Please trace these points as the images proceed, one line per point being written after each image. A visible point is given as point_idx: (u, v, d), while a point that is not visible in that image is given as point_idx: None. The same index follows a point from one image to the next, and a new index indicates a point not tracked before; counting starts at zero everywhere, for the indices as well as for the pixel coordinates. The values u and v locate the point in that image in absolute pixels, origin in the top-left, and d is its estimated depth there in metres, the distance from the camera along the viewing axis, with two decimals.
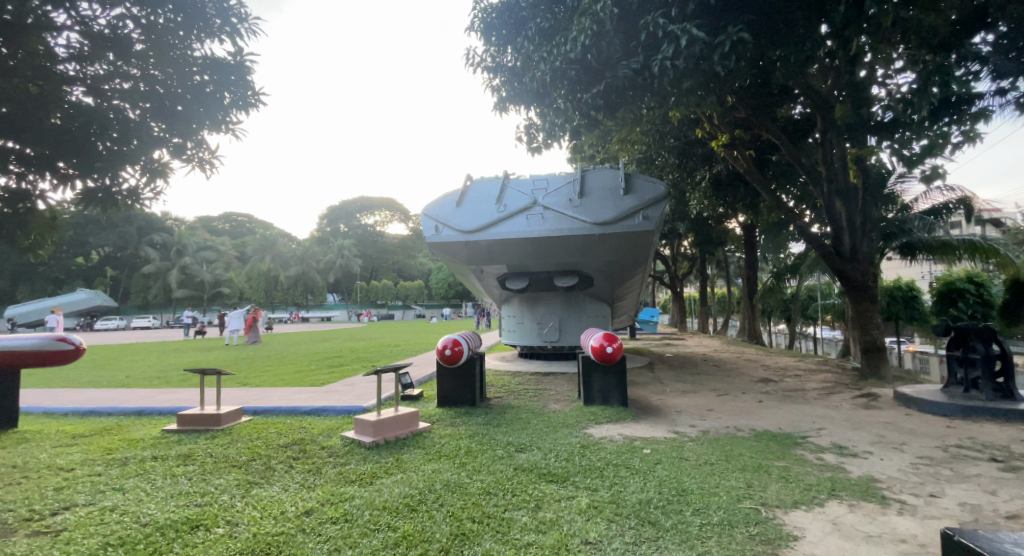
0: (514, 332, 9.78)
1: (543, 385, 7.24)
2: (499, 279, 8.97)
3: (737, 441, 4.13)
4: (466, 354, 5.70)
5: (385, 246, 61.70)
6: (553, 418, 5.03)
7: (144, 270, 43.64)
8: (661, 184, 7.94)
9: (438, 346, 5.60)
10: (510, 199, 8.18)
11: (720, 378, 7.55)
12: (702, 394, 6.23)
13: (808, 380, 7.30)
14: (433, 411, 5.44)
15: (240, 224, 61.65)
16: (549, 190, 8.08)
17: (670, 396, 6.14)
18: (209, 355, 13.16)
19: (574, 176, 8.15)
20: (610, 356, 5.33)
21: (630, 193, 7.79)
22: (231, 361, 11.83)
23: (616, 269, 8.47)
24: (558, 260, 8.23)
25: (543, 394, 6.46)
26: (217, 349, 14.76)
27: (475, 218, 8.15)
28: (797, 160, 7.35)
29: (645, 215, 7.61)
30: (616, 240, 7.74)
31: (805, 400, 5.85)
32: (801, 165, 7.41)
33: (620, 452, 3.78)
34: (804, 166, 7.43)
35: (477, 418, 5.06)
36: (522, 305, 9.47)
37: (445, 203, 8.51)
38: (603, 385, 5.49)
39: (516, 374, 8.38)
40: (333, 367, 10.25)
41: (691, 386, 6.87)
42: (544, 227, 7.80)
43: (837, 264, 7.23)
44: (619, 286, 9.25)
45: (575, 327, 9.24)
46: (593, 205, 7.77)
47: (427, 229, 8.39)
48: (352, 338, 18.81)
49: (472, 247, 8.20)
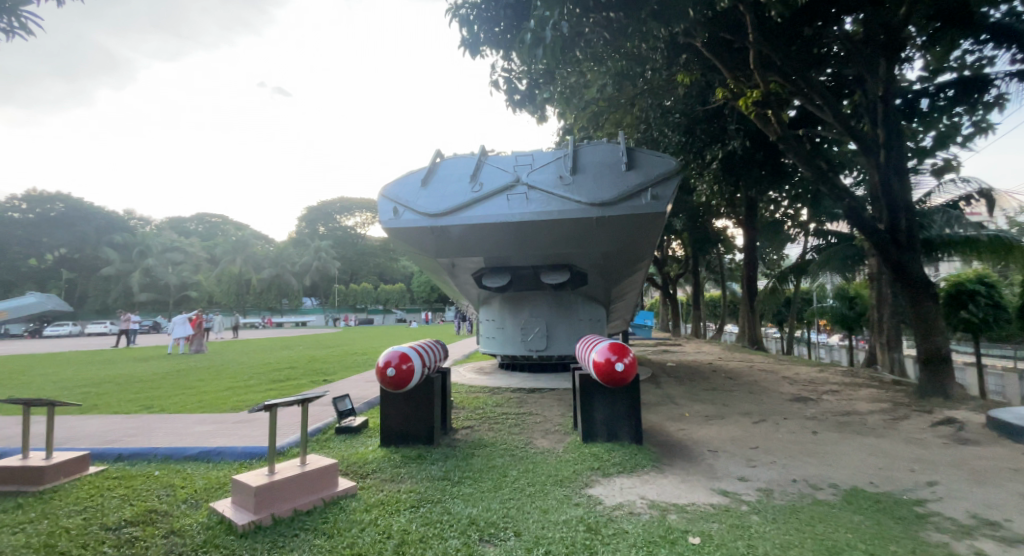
0: (492, 340, 8.25)
1: (526, 408, 5.70)
2: (475, 275, 7.45)
3: (828, 512, 2.64)
4: (419, 374, 3.94)
5: (365, 248, 59.63)
6: (538, 467, 3.51)
7: (103, 272, 41.17)
8: (670, 158, 6.47)
9: (378, 364, 3.86)
10: (487, 177, 6.74)
11: (746, 397, 6.09)
12: (734, 422, 4.78)
13: (855, 397, 5.89)
14: (373, 456, 3.89)
15: (213, 226, 59.16)
16: (534, 167, 6.68)
17: (694, 425, 4.66)
18: (144, 367, 11.45)
19: (564, 152, 6.75)
20: (619, 377, 3.78)
21: (633, 169, 6.34)
22: (161, 375, 10.06)
23: (613, 262, 7.03)
24: (545, 251, 6.72)
25: (527, 423, 4.94)
26: (156, 359, 12.96)
27: (443, 199, 6.60)
28: (842, 125, 5.92)
29: (654, 194, 6.05)
30: (618, 226, 6.20)
31: (872, 431, 4.42)
32: (846, 133, 5.98)
33: (649, 547, 2.26)
34: (850, 134, 6.00)
35: (430, 469, 3.52)
36: (502, 307, 7.98)
37: (408, 183, 6.97)
38: (607, 416, 4.02)
39: (494, 392, 6.84)
40: (276, 383, 8.58)
41: (713, 408, 5.41)
42: (528, 209, 6.27)
43: (892, 253, 5.75)
44: (615, 285, 7.88)
45: (566, 334, 7.77)
46: (589, 182, 6.31)
47: (383, 212, 6.75)
48: (318, 346, 17.06)
49: (440, 236, 6.61)
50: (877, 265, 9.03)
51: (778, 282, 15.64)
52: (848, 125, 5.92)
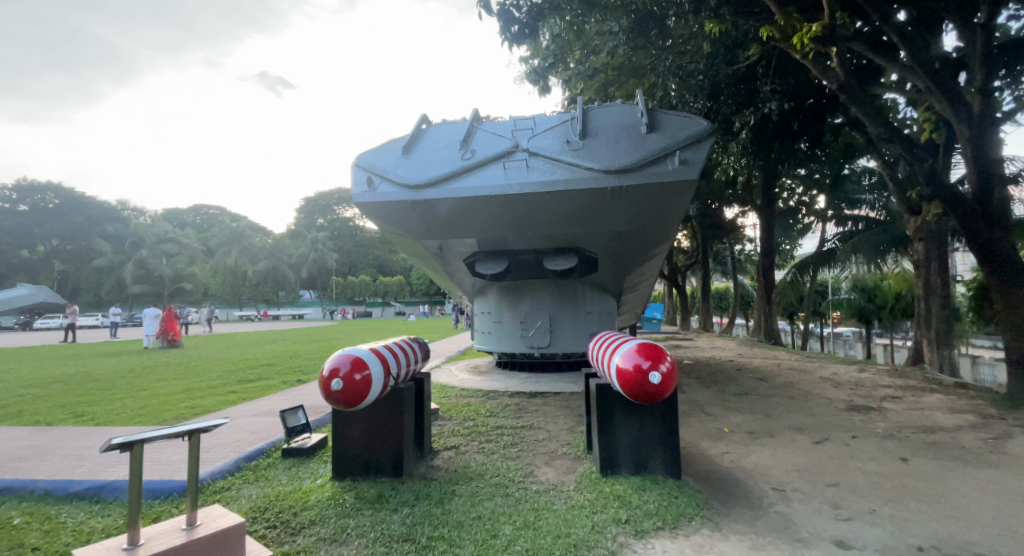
0: (488, 336, 7.21)
1: (525, 420, 4.68)
2: (468, 261, 6.40)
3: None
4: (377, 388, 2.88)
5: (363, 240, 58.63)
6: (541, 520, 2.47)
7: (95, 263, 40.18)
8: (701, 120, 5.36)
9: (321, 375, 2.80)
10: (480, 144, 5.71)
11: (791, 406, 5.04)
12: (790, 442, 3.75)
13: (923, 407, 4.87)
14: (316, 498, 2.86)
15: (210, 218, 58.11)
16: (536, 132, 5.66)
17: (741, 448, 3.63)
18: (107, 364, 10.44)
19: (572, 115, 5.74)
20: (652, 391, 2.70)
21: (656, 131, 5.29)
22: (120, 373, 9.01)
23: (630, 245, 6.01)
24: (551, 232, 5.66)
25: (526, 442, 3.91)
26: (124, 356, 11.92)
27: (427, 168, 5.54)
28: (923, 69, 4.90)
29: (684, 158, 4.90)
30: (637, 200, 5.10)
31: (977, 457, 3.39)
32: (927, 79, 4.94)
33: None
34: (933, 83, 4.98)
35: (389, 524, 2.49)
36: (499, 298, 6.95)
37: (387, 151, 5.94)
38: (633, 442, 3.00)
39: (488, 397, 5.81)
40: (243, 383, 7.56)
41: (756, 421, 4.38)
42: (529, 177, 5.18)
43: (978, 228, 5.13)
44: (627, 273, 6.88)
45: (572, 329, 6.75)
46: (602, 146, 5.25)
47: (357, 184, 5.68)
48: (305, 340, 16.03)
49: (424, 212, 5.52)
50: (924, 251, 8.04)
51: (797, 272, 14.64)
52: (930, 69, 4.89)
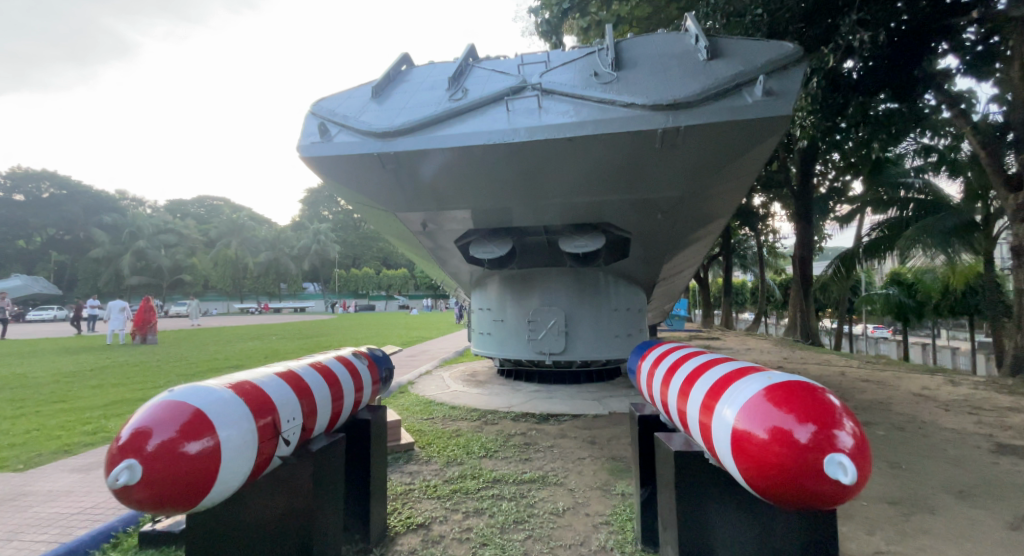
0: (487, 339, 5.75)
1: (536, 465, 3.23)
2: (461, 243, 4.95)
3: None
4: (241, 467, 1.42)
5: (367, 232, 57.39)
6: None
7: (92, 253, 39.04)
8: (783, 43, 3.84)
9: (112, 442, 1.30)
10: (476, 85, 4.26)
11: (912, 446, 3.55)
12: (976, 535, 2.25)
13: None
14: None
15: (213, 208, 57.14)
16: (551, 68, 4.20)
17: (900, 547, 2.14)
18: (56, 363, 9.10)
19: (598, 48, 4.28)
20: (826, 493, 1.21)
21: (719, 58, 3.79)
22: (56, 377, 7.63)
23: (674, 220, 4.53)
24: (571, 201, 4.17)
25: (539, 518, 2.45)
26: (81, 354, 10.55)
27: (402, 114, 4.07)
28: None
29: (768, 88, 3.37)
30: (696, 150, 3.59)
31: None
32: None
33: None
34: None
35: None
36: (502, 291, 5.51)
37: (353, 96, 4.50)
38: None
39: (485, 420, 4.37)
40: None
41: (884, 480, 2.90)
42: (541, 121, 3.69)
43: None
44: (664, 261, 5.43)
45: (592, 330, 5.28)
46: (643, 79, 3.76)
47: (309, 136, 4.23)
48: (294, 336, 14.68)
49: (396, 173, 4.04)
50: None
51: (846, 265, 13.32)
52: None
